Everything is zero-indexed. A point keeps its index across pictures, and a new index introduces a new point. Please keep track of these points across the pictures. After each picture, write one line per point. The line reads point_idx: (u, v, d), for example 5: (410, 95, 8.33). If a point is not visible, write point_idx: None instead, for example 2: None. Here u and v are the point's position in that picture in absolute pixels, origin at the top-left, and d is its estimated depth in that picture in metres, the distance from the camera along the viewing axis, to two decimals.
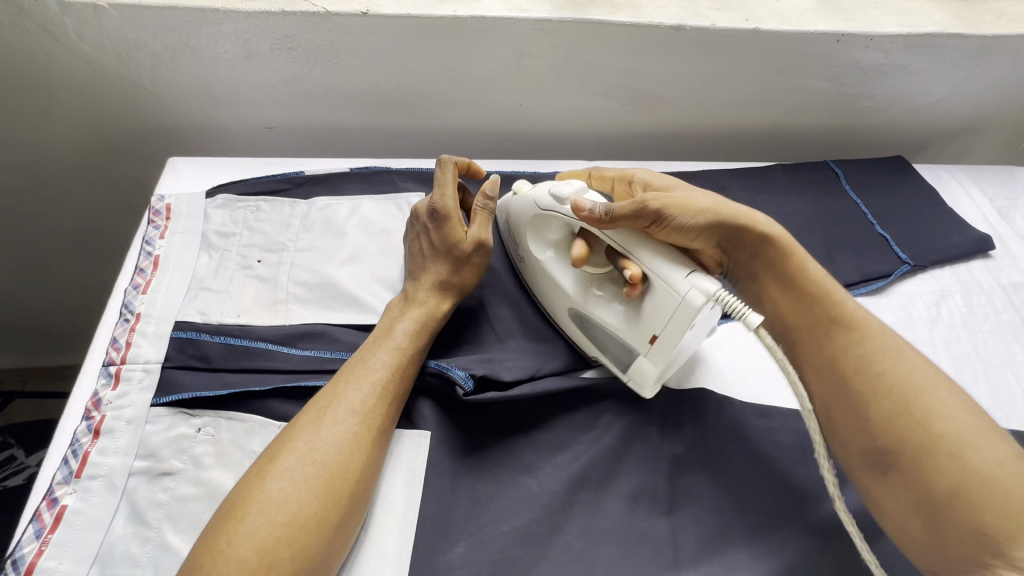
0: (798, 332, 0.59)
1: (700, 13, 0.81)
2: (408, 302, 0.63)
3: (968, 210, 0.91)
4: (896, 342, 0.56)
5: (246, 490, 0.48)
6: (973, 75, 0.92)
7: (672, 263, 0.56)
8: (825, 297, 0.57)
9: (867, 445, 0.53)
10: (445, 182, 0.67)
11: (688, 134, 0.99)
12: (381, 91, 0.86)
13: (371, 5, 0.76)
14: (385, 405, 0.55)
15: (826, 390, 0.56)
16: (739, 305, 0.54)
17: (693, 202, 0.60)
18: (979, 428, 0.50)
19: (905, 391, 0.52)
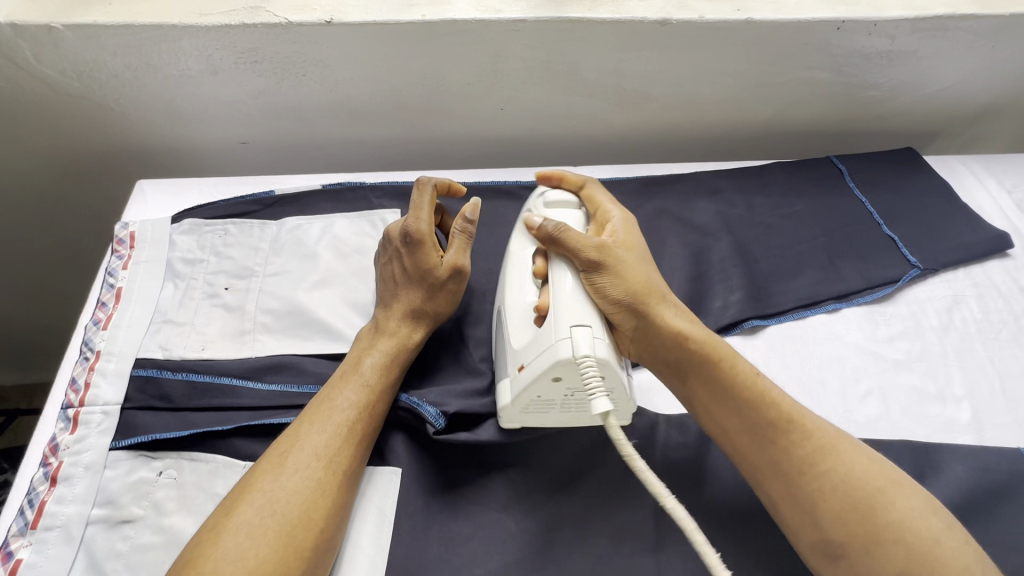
0: (733, 435, 0.54)
1: (686, 5, 0.76)
2: (377, 334, 0.60)
3: (983, 205, 0.84)
4: (835, 435, 0.53)
5: (201, 548, 0.45)
6: (988, 58, 0.85)
7: (584, 308, 0.54)
8: (759, 399, 0.54)
9: (817, 538, 0.50)
10: (421, 204, 0.63)
11: (682, 134, 0.94)
12: (354, 102, 0.83)
13: (336, 13, 0.72)
14: (351, 448, 0.52)
15: (770, 484, 0.52)
16: (595, 386, 0.50)
17: (624, 277, 0.56)
18: (918, 508, 0.49)
19: (848, 484, 0.50)
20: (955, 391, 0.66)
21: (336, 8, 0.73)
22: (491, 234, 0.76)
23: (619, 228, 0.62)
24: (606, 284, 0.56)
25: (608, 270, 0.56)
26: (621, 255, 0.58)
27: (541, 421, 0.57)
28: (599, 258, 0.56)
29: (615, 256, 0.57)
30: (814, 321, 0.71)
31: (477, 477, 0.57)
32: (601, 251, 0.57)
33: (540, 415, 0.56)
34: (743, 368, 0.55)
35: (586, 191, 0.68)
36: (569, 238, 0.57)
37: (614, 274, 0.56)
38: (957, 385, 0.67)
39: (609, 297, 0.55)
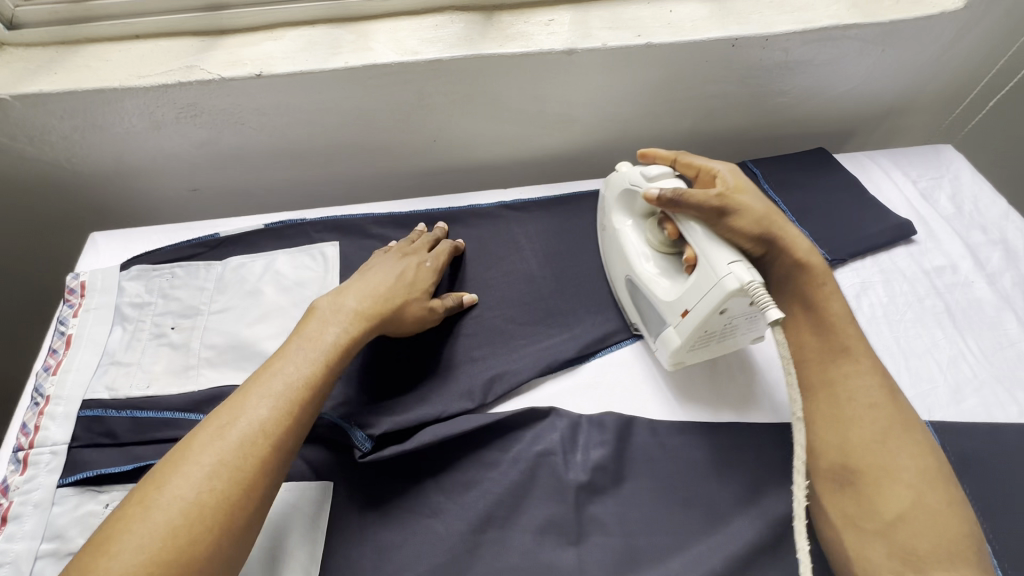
0: (806, 351, 0.61)
1: (590, 34, 0.83)
2: (330, 317, 0.62)
3: (890, 196, 0.90)
4: (892, 386, 0.59)
5: (119, 521, 0.45)
6: (881, 62, 0.92)
7: (723, 247, 0.58)
8: (844, 327, 0.61)
9: (837, 459, 0.56)
10: (439, 254, 0.75)
11: (610, 152, 0.99)
12: (294, 145, 0.88)
13: (265, 66, 0.78)
14: (278, 417, 0.52)
15: (819, 395, 0.59)
16: (766, 300, 0.53)
17: (745, 215, 0.61)
18: (936, 471, 0.54)
19: (885, 424, 0.56)
20: None
21: (266, 62, 0.79)
22: None
23: (731, 176, 0.66)
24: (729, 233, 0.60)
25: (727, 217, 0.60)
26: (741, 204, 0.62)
27: (704, 352, 0.63)
28: (720, 210, 0.60)
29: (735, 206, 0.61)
30: None
31: (407, 487, 0.60)
32: (721, 202, 0.61)
33: (704, 347, 0.62)
34: (837, 304, 0.62)
35: (683, 160, 0.70)
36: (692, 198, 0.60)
37: (743, 223, 0.61)
38: None
39: (736, 238, 0.61)
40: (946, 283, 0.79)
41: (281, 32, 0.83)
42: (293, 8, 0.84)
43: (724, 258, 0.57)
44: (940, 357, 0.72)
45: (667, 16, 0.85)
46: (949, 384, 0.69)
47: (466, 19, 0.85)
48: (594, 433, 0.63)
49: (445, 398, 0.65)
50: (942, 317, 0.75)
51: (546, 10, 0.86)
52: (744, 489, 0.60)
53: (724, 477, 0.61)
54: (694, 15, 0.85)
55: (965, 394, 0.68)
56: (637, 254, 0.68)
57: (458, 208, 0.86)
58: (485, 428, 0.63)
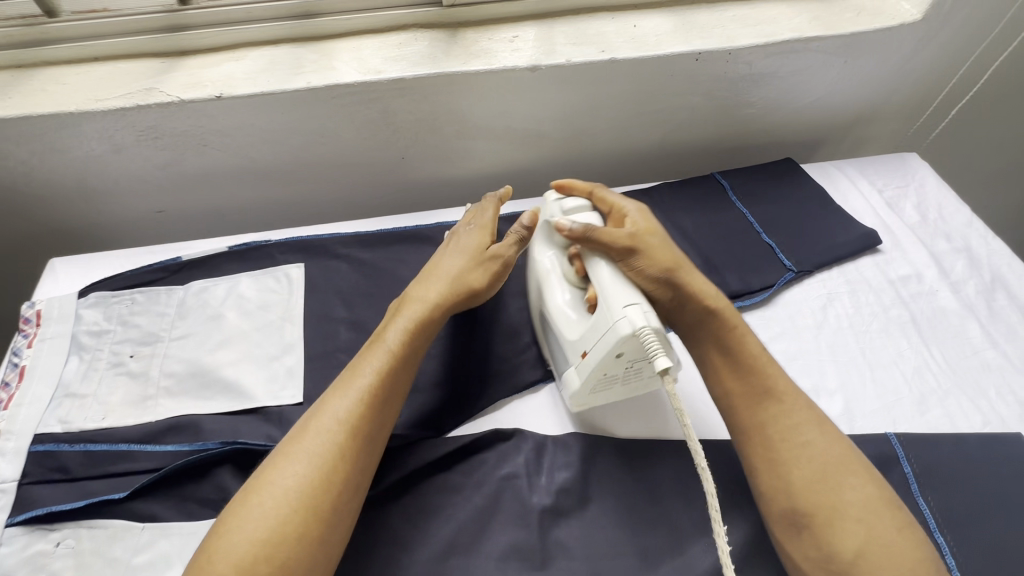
0: (732, 395, 0.60)
1: (554, 50, 0.83)
2: (408, 304, 0.64)
3: (857, 205, 0.90)
4: (820, 415, 0.58)
5: (230, 512, 0.49)
6: (845, 73, 0.93)
7: (626, 289, 0.57)
8: (762, 370, 0.60)
9: (785, 505, 0.54)
10: (484, 212, 0.71)
11: (581, 166, 0.99)
12: (259, 165, 0.87)
13: (226, 87, 0.78)
14: (371, 416, 0.55)
15: (753, 441, 0.58)
16: (655, 348, 0.53)
17: (654, 259, 0.60)
18: (879, 498, 0.53)
19: (823, 457, 0.55)
20: (828, 385, 0.71)
21: (227, 83, 0.78)
22: (392, 276, 0.80)
23: (641, 215, 0.66)
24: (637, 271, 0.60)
25: (633, 255, 0.60)
26: (647, 242, 0.61)
27: (606, 394, 0.62)
28: (629, 249, 0.60)
29: (646, 244, 0.61)
30: None
31: (369, 515, 0.59)
32: (631, 240, 0.60)
33: (605, 389, 0.61)
34: (752, 344, 0.61)
35: (599, 196, 0.69)
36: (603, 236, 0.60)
37: (648, 262, 0.60)
38: (831, 379, 0.71)
39: (644, 281, 0.60)
40: (911, 293, 0.79)
41: (244, 52, 0.83)
42: (255, 28, 0.83)
43: (620, 300, 0.56)
44: (906, 367, 0.72)
45: (631, 31, 0.86)
46: (914, 395, 0.70)
47: (431, 36, 0.85)
48: (560, 455, 0.63)
49: (439, 421, 0.65)
50: (907, 327, 0.76)
51: (510, 26, 0.86)
52: (709, 508, 0.60)
53: (689, 496, 0.61)
54: (658, 29, 0.86)
55: (929, 405, 0.69)
56: (550, 285, 0.66)
57: (427, 225, 0.85)
58: (450, 452, 0.62)
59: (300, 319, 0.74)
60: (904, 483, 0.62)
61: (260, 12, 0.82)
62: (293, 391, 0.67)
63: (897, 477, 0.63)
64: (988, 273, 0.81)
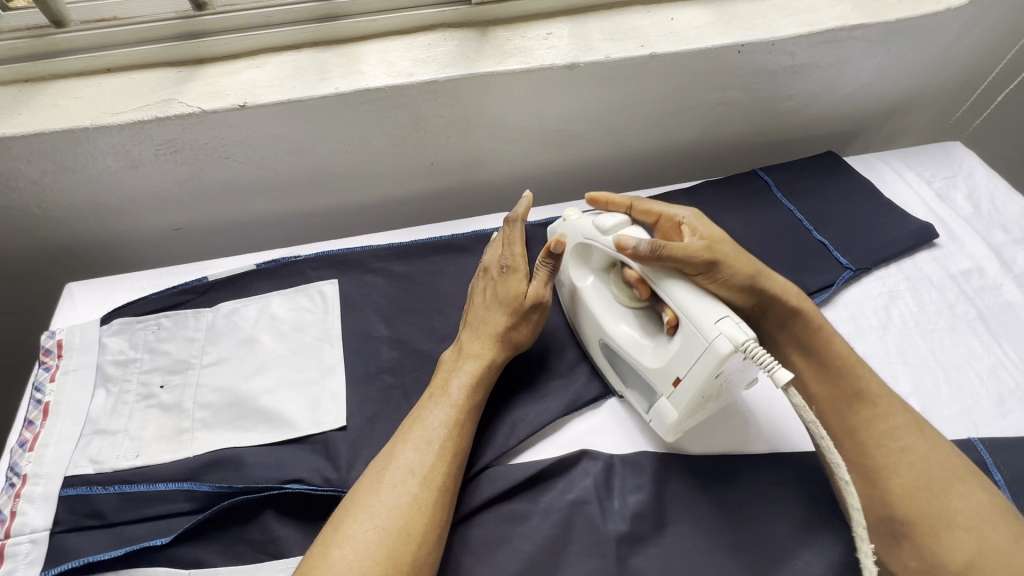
0: (820, 401, 0.57)
1: (592, 47, 0.79)
2: (462, 354, 0.61)
3: (906, 198, 0.87)
4: (919, 419, 0.55)
5: (309, 565, 0.47)
6: (886, 61, 0.89)
7: (713, 302, 0.53)
8: (854, 373, 0.56)
9: (882, 513, 0.52)
10: (513, 238, 0.67)
11: (615, 167, 0.95)
12: (284, 177, 0.83)
13: (250, 95, 0.73)
14: (444, 465, 0.53)
15: (846, 447, 0.55)
16: (768, 360, 0.48)
17: (734, 267, 0.57)
18: (990, 505, 0.49)
19: (925, 464, 0.52)
20: (902, 389, 0.67)
21: (250, 91, 0.74)
22: (431, 290, 0.75)
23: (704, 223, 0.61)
24: (715, 287, 0.56)
25: (710, 271, 0.56)
26: (723, 255, 0.56)
27: (700, 412, 0.58)
28: (707, 263, 0.55)
29: (721, 256, 0.56)
30: None
31: None
32: (707, 254, 0.55)
33: (699, 408, 0.57)
34: (840, 344, 0.58)
35: (637, 208, 0.65)
36: (676, 253, 0.55)
37: (726, 279, 0.56)
38: (903, 382, 0.68)
39: (728, 291, 0.57)
40: (975, 287, 0.76)
41: (264, 58, 0.78)
42: (275, 33, 0.79)
43: (709, 315, 0.51)
44: (980, 367, 0.69)
45: (669, 24, 0.82)
46: (993, 396, 0.66)
47: (460, 36, 0.81)
48: (630, 476, 0.59)
49: (490, 435, 0.61)
50: (975, 324, 0.72)
51: (542, 23, 0.82)
52: (795, 527, 0.56)
53: (771, 515, 0.57)
54: (696, 21, 0.82)
55: (1010, 406, 0.65)
56: (607, 312, 0.63)
57: (463, 234, 0.81)
58: (512, 477, 0.58)
59: (338, 339, 0.70)
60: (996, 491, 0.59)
61: (279, 16, 0.78)
62: (337, 417, 0.63)
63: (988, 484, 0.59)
64: None
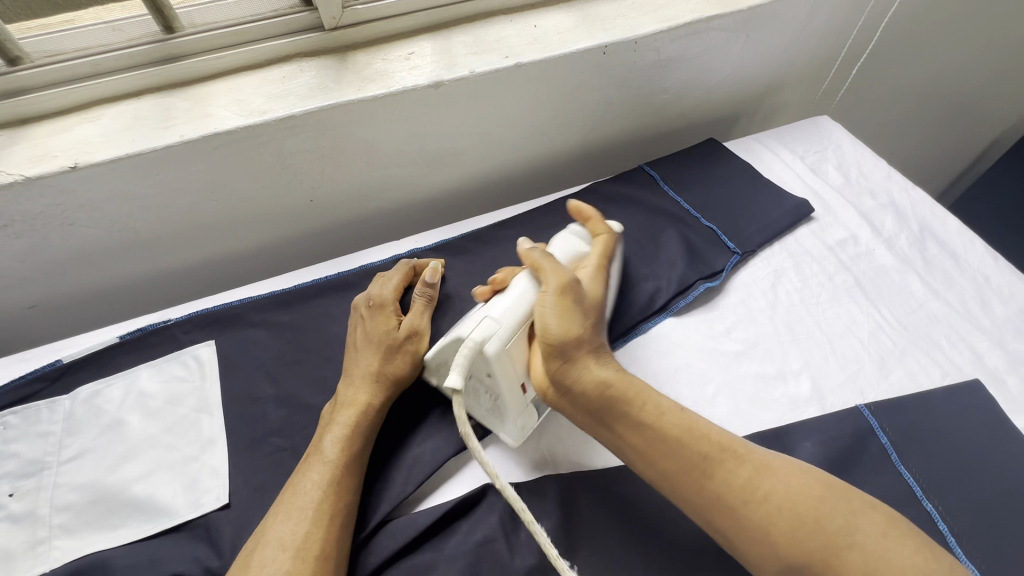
0: (668, 478, 0.52)
1: (455, 63, 0.76)
2: (337, 406, 0.59)
3: (784, 176, 0.90)
4: (765, 456, 0.52)
5: None
6: (748, 46, 0.92)
7: (506, 313, 0.58)
8: (690, 438, 0.52)
9: (779, 568, 0.47)
10: (387, 277, 0.68)
11: (507, 179, 0.94)
12: (145, 235, 0.76)
13: (82, 155, 0.66)
14: (322, 531, 0.50)
15: (716, 519, 0.50)
16: (461, 359, 0.55)
17: (569, 316, 0.58)
18: (857, 507, 0.48)
19: (791, 505, 0.48)
20: (793, 366, 0.69)
21: (82, 150, 0.67)
22: (319, 336, 0.71)
23: (588, 274, 0.65)
24: (544, 312, 0.58)
25: (554, 294, 0.59)
26: (577, 294, 0.59)
27: (448, 388, 0.63)
28: (559, 288, 0.59)
29: (575, 294, 0.59)
30: (656, 333, 0.72)
31: None
32: (561, 284, 0.59)
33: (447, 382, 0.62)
34: (672, 415, 0.54)
35: (602, 240, 0.69)
36: (543, 265, 0.61)
37: (557, 312, 0.58)
38: (794, 359, 0.69)
39: (547, 327, 0.57)
40: (851, 255, 0.79)
41: (99, 111, 0.71)
42: (109, 82, 0.72)
43: (484, 315, 0.58)
44: (861, 333, 0.72)
45: (533, 32, 0.81)
46: (875, 359, 0.69)
47: (317, 65, 0.77)
48: (537, 503, 0.57)
49: (387, 483, 0.58)
50: (853, 291, 0.76)
51: (403, 43, 0.79)
52: (699, 526, 0.56)
53: (678, 517, 0.57)
54: (559, 27, 0.82)
55: (890, 366, 0.68)
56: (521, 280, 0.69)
57: (350, 270, 0.77)
58: (413, 527, 0.55)
59: (218, 407, 0.64)
60: (884, 453, 0.61)
61: (110, 62, 0.71)
62: (219, 495, 0.58)
63: (877, 449, 0.62)
64: (915, 224, 0.83)
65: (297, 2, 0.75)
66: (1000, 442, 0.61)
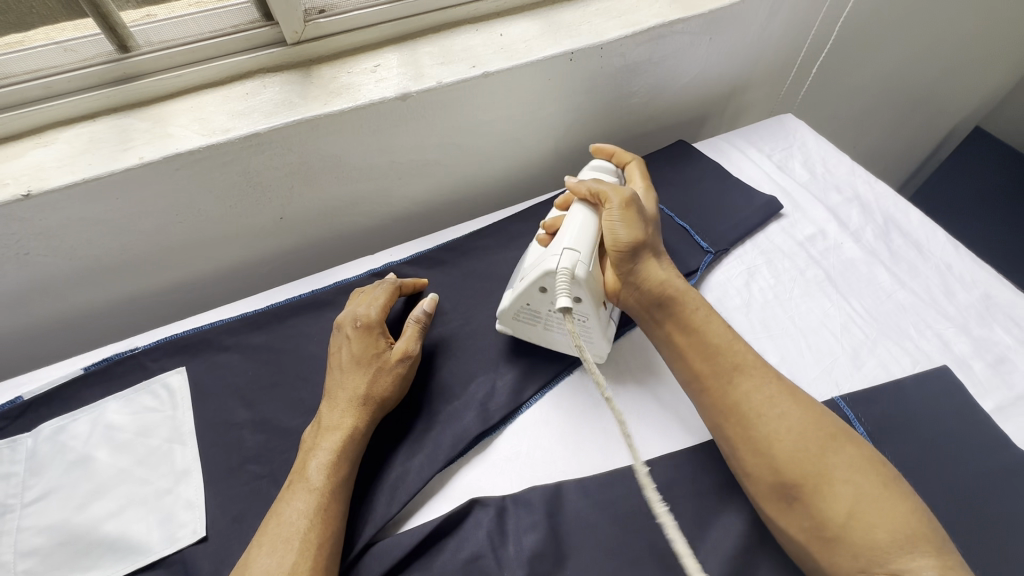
0: (699, 378, 0.58)
1: (422, 74, 0.76)
2: (320, 430, 0.57)
3: (753, 174, 0.92)
4: (793, 386, 0.56)
5: None
6: (713, 48, 0.94)
7: (585, 238, 0.63)
8: (727, 346, 0.58)
9: (773, 479, 0.51)
10: (373, 296, 0.66)
11: (480, 188, 0.94)
12: (108, 261, 0.74)
13: (35, 181, 0.64)
14: (309, 561, 0.48)
15: (729, 422, 0.55)
16: (563, 287, 0.59)
17: (637, 225, 0.64)
18: (857, 452, 0.51)
19: (802, 427, 0.52)
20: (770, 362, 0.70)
21: (35, 176, 0.64)
22: (295, 357, 0.70)
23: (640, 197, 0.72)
24: (613, 224, 0.63)
25: (619, 209, 0.64)
26: (638, 209, 0.65)
27: (530, 330, 0.67)
28: (624, 202, 0.64)
29: (638, 208, 0.65)
30: (635, 336, 0.73)
31: None
32: (627, 197, 0.65)
33: (530, 324, 0.66)
34: (716, 323, 0.60)
35: (630, 167, 0.78)
36: (602, 186, 0.66)
37: (624, 222, 0.63)
38: (770, 355, 0.70)
39: (618, 237, 0.63)
40: (821, 250, 0.81)
41: (52, 135, 0.69)
42: (63, 104, 0.69)
43: (563, 242, 0.62)
44: (834, 325, 0.73)
45: (500, 40, 0.81)
46: (848, 351, 0.71)
47: (281, 80, 0.75)
48: (523, 515, 0.56)
49: (371, 507, 0.57)
50: (825, 285, 0.77)
51: (369, 55, 0.79)
52: (686, 529, 0.56)
53: (665, 520, 0.57)
54: (526, 35, 0.82)
55: (863, 357, 0.70)
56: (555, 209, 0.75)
57: (323, 288, 0.76)
58: (399, 549, 0.54)
59: (191, 436, 0.62)
60: None
61: (63, 84, 0.68)
62: (196, 527, 0.56)
63: None
64: (880, 217, 0.85)
65: (258, 17, 0.74)
66: (970, 425, 0.63)
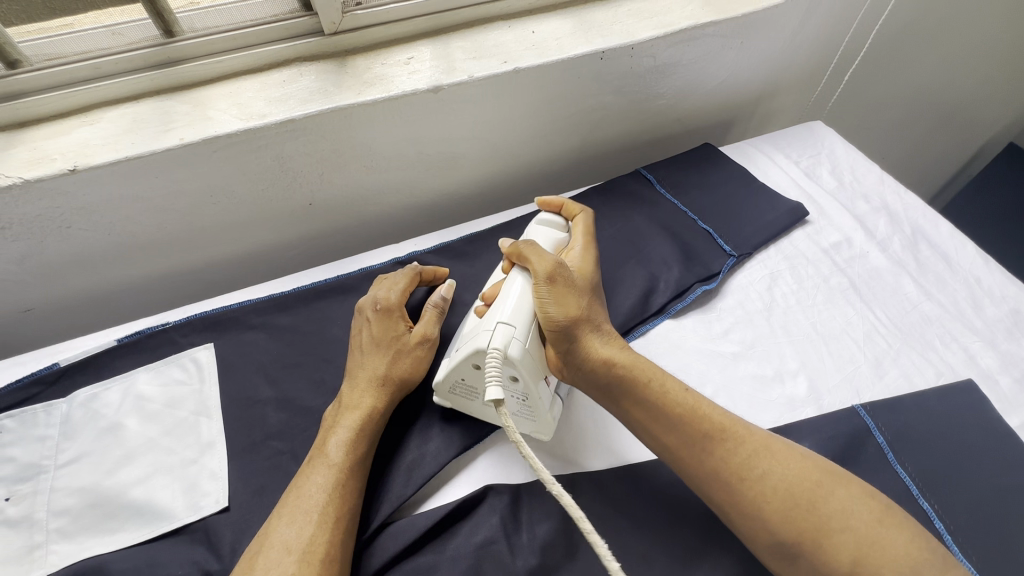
0: (673, 452, 0.54)
1: (454, 68, 0.77)
2: (340, 408, 0.59)
3: (778, 179, 0.92)
4: (765, 437, 0.53)
5: None
6: (743, 52, 0.93)
7: (518, 309, 0.57)
8: (692, 418, 0.54)
9: (771, 540, 0.49)
10: (394, 280, 0.67)
11: (505, 183, 0.95)
12: (144, 237, 0.76)
13: (81, 157, 0.66)
14: (325, 534, 0.50)
15: (716, 494, 0.52)
16: (493, 373, 0.53)
17: (564, 301, 0.58)
18: (851, 494, 0.49)
19: (786, 483, 0.50)
20: (790, 367, 0.70)
21: (81, 152, 0.67)
22: (319, 340, 0.71)
23: (578, 255, 0.66)
24: (542, 302, 0.57)
25: (546, 284, 0.58)
26: (566, 279, 0.59)
27: (470, 407, 0.61)
28: (547, 276, 0.58)
29: (565, 279, 0.59)
30: (655, 334, 0.73)
31: None
32: (552, 269, 0.59)
33: (467, 400, 0.60)
34: (673, 390, 0.56)
35: (577, 221, 0.71)
36: (529, 256, 0.60)
37: (555, 299, 0.57)
38: (790, 360, 0.70)
39: (545, 318, 0.57)
40: (845, 258, 0.81)
41: (99, 114, 0.71)
42: (109, 85, 0.72)
43: (494, 318, 0.57)
44: (857, 334, 0.72)
45: (532, 38, 0.82)
46: (870, 360, 0.70)
47: (317, 69, 0.77)
48: (535, 506, 0.57)
49: (388, 486, 0.58)
50: (848, 293, 0.77)
51: (403, 48, 0.80)
52: (700, 527, 0.56)
53: (678, 517, 0.57)
54: (557, 32, 0.83)
55: (886, 367, 0.69)
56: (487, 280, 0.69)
57: (348, 274, 0.77)
58: (414, 530, 0.55)
59: (217, 410, 0.64)
60: (881, 452, 0.62)
61: (110, 66, 0.71)
62: (218, 498, 0.58)
63: (874, 447, 0.62)
64: (907, 227, 0.84)
65: (298, 7, 0.76)
66: (994, 441, 0.62)
